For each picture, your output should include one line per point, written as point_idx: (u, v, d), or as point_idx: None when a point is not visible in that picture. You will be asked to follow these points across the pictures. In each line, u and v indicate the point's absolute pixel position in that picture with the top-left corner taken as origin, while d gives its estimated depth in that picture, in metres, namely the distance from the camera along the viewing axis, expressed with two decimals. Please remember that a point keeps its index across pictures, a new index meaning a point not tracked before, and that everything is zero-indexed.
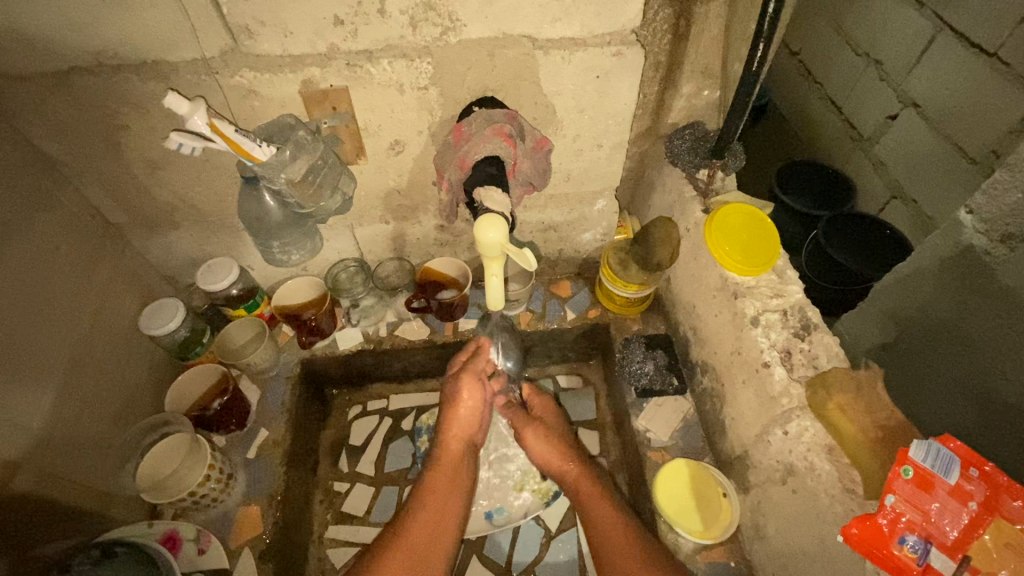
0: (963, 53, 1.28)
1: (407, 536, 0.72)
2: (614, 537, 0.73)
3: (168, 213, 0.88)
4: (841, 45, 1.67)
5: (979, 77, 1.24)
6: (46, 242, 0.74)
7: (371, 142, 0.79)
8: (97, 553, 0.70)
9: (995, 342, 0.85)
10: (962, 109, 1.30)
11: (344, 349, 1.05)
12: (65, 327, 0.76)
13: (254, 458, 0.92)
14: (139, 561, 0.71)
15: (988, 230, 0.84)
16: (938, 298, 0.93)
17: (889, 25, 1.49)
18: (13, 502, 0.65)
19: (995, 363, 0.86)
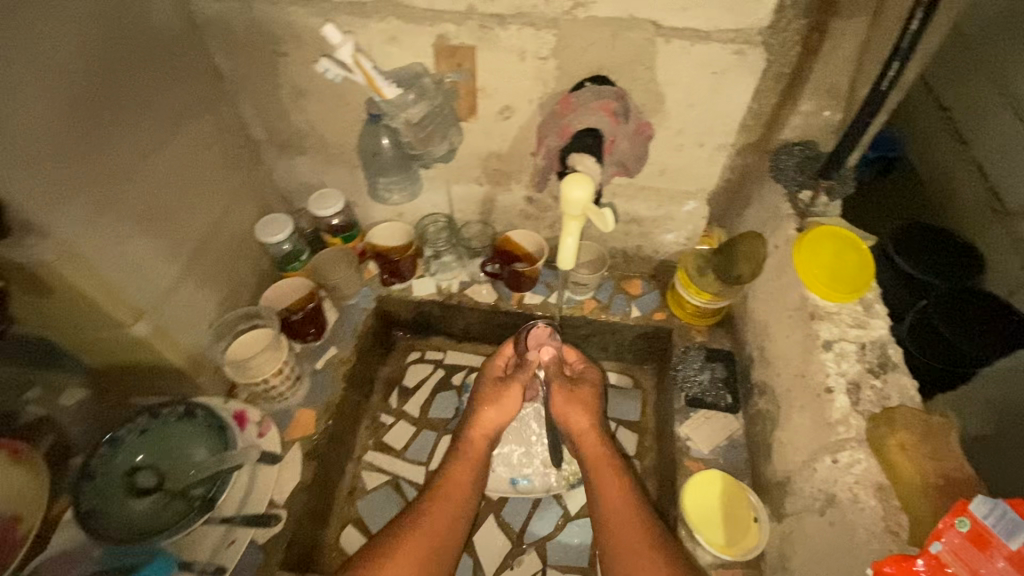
0: None
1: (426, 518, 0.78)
2: (628, 545, 0.74)
3: (299, 138, 0.99)
4: (999, 100, 1.41)
5: None
6: (201, 140, 0.87)
7: (484, 103, 0.85)
8: (181, 408, 0.88)
9: None
10: None
11: (416, 296, 1.13)
12: (200, 213, 0.89)
13: (321, 369, 1.03)
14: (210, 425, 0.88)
15: None
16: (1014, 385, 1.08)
17: None
18: (130, 350, 0.83)
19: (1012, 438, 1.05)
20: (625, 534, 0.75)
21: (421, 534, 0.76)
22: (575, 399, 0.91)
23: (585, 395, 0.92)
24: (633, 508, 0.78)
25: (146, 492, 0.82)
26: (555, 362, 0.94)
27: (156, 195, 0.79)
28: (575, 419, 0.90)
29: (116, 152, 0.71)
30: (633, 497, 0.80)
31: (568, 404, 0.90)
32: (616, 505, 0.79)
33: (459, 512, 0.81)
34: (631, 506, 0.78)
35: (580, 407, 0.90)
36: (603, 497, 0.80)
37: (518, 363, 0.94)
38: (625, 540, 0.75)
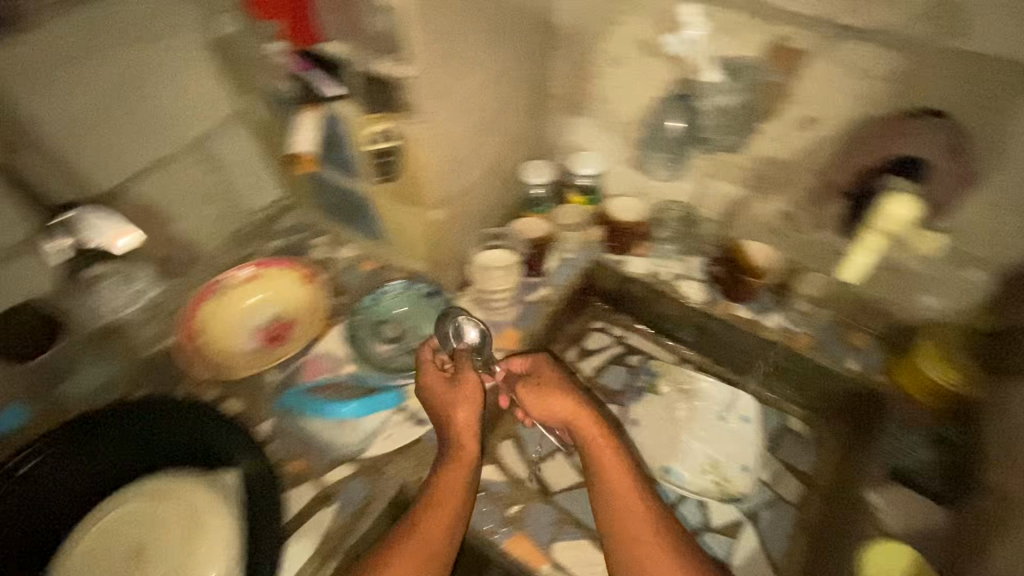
0: None
1: (428, 526, 0.80)
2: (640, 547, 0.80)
3: (590, 101, 1.11)
4: None
5: None
6: (523, 81, 1.03)
7: (791, 110, 0.89)
8: (428, 287, 1.09)
9: None
10: None
11: (628, 272, 1.18)
12: (500, 140, 1.05)
13: (529, 303, 1.14)
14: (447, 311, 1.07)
15: None
16: None
17: None
18: (413, 229, 1.02)
19: None
20: (636, 523, 0.82)
21: (428, 543, 0.79)
22: (544, 396, 0.93)
23: (560, 389, 0.93)
24: (629, 497, 0.84)
25: (392, 341, 1.04)
26: (513, 371, 0.99)
27: (483, 114, 0.96)
28: (557, 409, 0.93)
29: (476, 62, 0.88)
30: (632, 484, 0.85)
31: (536, 395, 0.94)
32: (623, 496, 0.84)
33: (456, 517, 0.82)
34: (634, 500, 0.84)
35: (556, 394, 0.93)
36: (607, 495, 0.85)
37: (452, 364, 0.96)
38: (631, 531, 0.81)
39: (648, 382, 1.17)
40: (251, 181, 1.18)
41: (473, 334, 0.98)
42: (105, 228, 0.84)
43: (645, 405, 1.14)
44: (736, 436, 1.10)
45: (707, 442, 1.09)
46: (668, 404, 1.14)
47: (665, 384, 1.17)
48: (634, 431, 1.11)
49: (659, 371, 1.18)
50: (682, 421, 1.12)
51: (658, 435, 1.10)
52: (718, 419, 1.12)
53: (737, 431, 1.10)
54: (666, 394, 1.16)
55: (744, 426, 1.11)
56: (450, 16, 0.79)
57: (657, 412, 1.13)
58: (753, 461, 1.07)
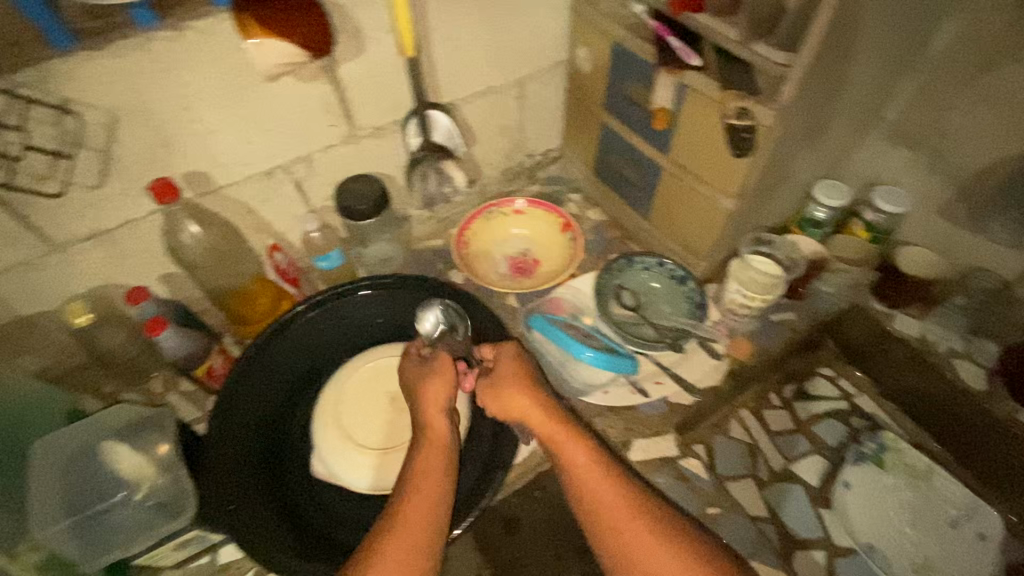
0: None
1: (405, 512, 0.72)
2: (636, 544, 0.69)
3: (931, 137, 1.01)
4: None
5: None
6: (867, 99, 0.97)
7: None
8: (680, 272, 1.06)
9: None
10: None
11: (896, 330, 1.08)
12: (816, 151, 1.01)
13: (774, 322, 1.09)
14: (687, 296, 1.05)
15: None
16: None
17: None
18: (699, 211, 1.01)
19: None
20: (629, 528, 0.71)
21: (415, 519, 0.71)
22: (507, 390, 0.82)
23: (521, 383, 0.83)
24: (614, 491, 0.73)
25: (628, 308, 1.06)
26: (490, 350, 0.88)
27: (821, 122, 0.93)
28: (513, 407, 0.81)
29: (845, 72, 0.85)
30: (609, 474, 0.75)
31: (495, 391, 0.83)
32: (608, 492, 0.73)
33: (438, 502, 0.74)
34: (617, 499, 0.73)
35: (517, 383, 0.82)
36: (593, 494, 0.73)
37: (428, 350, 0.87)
38: (616, 527, 0.71)
39: (873, 450, 1.06)
40: (541, 127, 1.29)
41: (431, 317, 0.86)
42: (445, 118, 1.03)
43: (864, 472, 1.04)
44: (968, 550, 0.96)
45: (928, 541, 0.97)
46: (893, 483, 1.03)
47: (894, 460, 1.05)
48: (845, 494, 1.02)
49: (889, 445, 1.06)
50: (909, 509, 1.00)
51: (871, 509, 1.01)
52: (950, 523, 0.98)
53: (971, 545, 0.96)
54: (891, 470, 1.04)
55: (979, 542, 0.96)
56: (866, 14, 0.77)
57: (878, 486, 1.03)
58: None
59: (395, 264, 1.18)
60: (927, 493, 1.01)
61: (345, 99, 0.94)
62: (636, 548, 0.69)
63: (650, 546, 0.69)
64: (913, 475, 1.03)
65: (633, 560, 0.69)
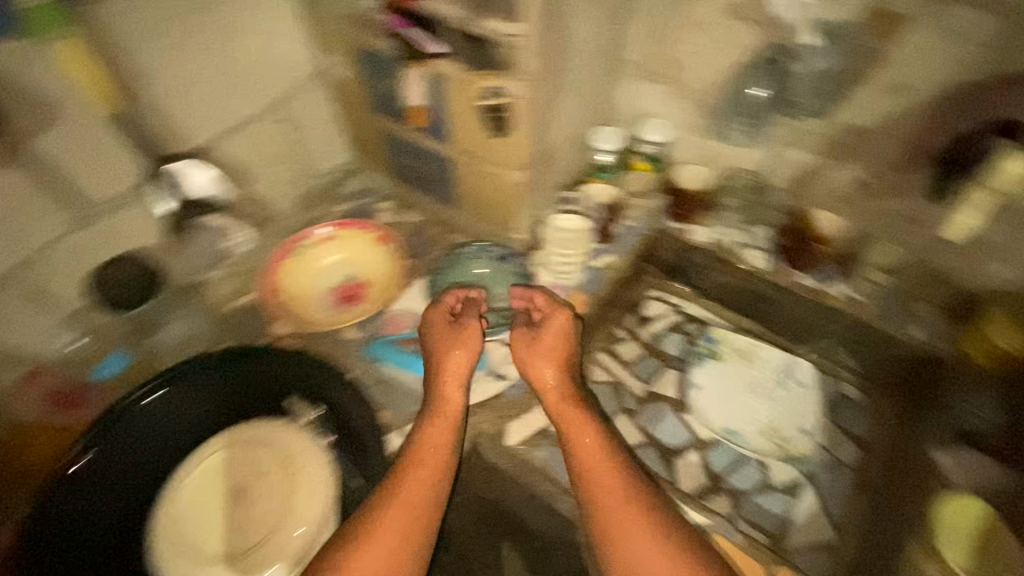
0: None
1: (398, 491, 0.79)
2: (633, 527, 0.76)
3: (668, 67, 1.11)
4: None
5: None
6: (605, 43, 1.03)
7: (880, 76, 0.90)
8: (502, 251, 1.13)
9: None
10: None
11: (692, 240, 1.22)
12: (579, 103, 1.06)
13: (596, 269, 1.17)
14: (517, 273, 1.11)
15: None
16: None
17: None
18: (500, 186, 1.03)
19: None
20: (625, 513, 0.78)
21: (406, 500, 0.79)
22: (534, 354, 0.95)
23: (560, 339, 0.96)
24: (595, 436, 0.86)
25: None
26: (534, 301, 1.02)
27: (569, 77, 0.97)
28: (537, 374, 0.94)
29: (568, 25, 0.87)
30: (613, 465, 0.82)
31: (529, 355, 0.95)
32: (608, 482, 0.80)
33: (439, 480, 0.83)
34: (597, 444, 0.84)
35: (540, 357, 0.94)
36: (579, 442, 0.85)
37: (449, 320, 0.98)
38: (591, 474, 0.82)
39: (707, 347, 1.19)
40: (321, 142, 1.20)
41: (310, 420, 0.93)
42: (198, 168, 0.93)
43: (707, 369, 1.17)
44: (797, 400, 1.13)
45: (769, 406, 1.13)
46: (731, 369, 1.17)
47: (726, 350, 1.19)
48: (698, 394, 1.14)
49: (718, 337, 1.20)
50: (745, 382, 1.16)
51: (721, 398, 1.14)
52: (779, 383, 1.14)
53: (798, 394, 1.13)
54: (727, 359, 1.18)
55: (803, 389, 1.14)
56: None
57: (721, 376, 1.16)
58: (814, 421, 1.10)
59: (205, 338, 1.04)
60: (757, 365, 1.17)
61: (53, 172, 0.80)
62: (645, 534, 0.76)
63: (617, 493, 0.79)
64: (743, 355, 1.18)
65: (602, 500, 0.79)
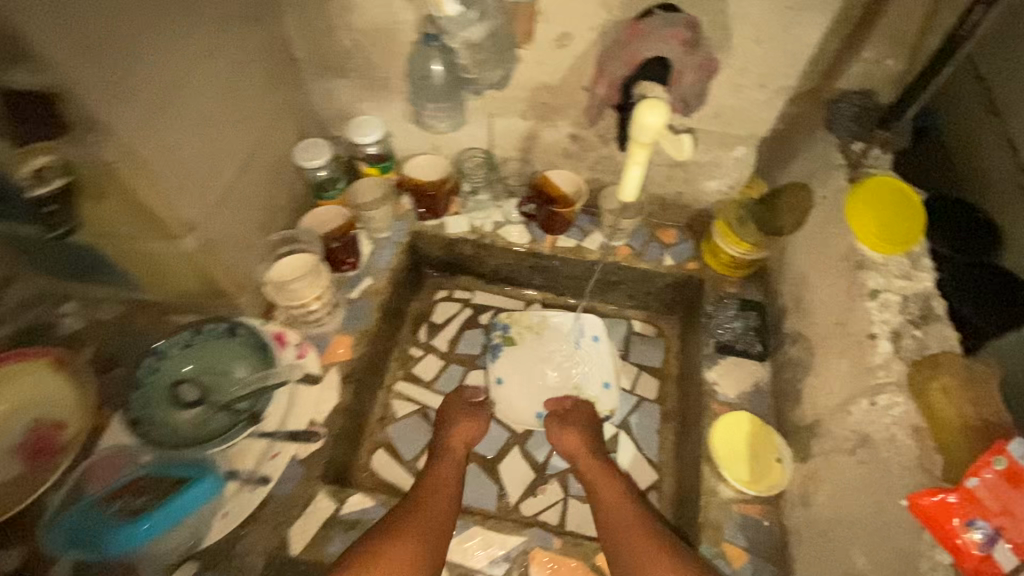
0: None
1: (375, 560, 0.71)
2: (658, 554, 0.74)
3: (345, 60, 0.96)
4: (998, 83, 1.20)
5: None
6: (246, 52, 0.85)
7: (542, 29, 0.82)
8: (224, 326, 0.91)
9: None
10: None
11: (449, 234, 1.12)
12: (244, 129, 0.87)
13: (357, 299, 1.03)
14: (250, 346, 0.91)
15: None
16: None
17: None
18: (175, 260, 0.82)
19: None
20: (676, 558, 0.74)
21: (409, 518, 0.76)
22: (562, 421, 0.99)
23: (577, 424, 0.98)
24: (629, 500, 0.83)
25: (193, 405, 0.85)
26: (575, 404, 1.03)
27: (206, 108, 0.77)
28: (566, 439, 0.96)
29: (149, 48, 0.66)
30: (636, 505, 0.83)
31: (563, 427, 0.98)
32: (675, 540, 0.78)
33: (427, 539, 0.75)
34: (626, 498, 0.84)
35: (569, 425, 0.98)
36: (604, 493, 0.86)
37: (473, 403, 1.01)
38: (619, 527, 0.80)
39: (500, 335, 1.15)
40: None
41: None
42: None
43: (505, 359, 1.12)
44: (595, 358, 1.11)
45: (570, 373, 1.10)
46: (527, 349, 1.13)
47: (519, 330, 1.15)
48: (503, 388, 1.09)
49: (508, 321, 1.16)
50: (540, 359, 1.12)
51: (526, 383, 1.10)
52: (574, 347, 1.13)
53: (593, 352, 1.12)
54: (521, 340, 1.14)
55: (596, 345, 1.12)
56: None
57: (520, 360, 1.12)
58: (614, 375, 1.09)
59: None
60: (551, 335, 1.14)
61: None
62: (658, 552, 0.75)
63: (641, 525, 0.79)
64: (535, 330, 1.15)
65: (637, 547, 0.76)
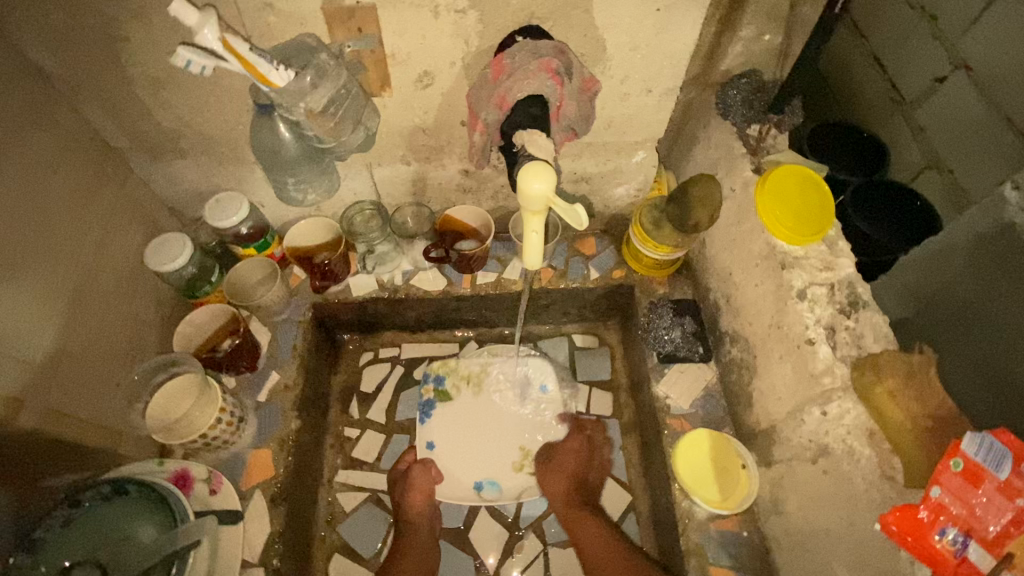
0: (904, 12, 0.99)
1: None
2: None
3: (180, 139, 0.81)
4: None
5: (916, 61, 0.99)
6: (42, 164, 0.68)
7: (398, 72, 0.71)
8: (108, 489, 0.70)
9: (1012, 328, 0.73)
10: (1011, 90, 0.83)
11: (357, 296, 1.00)
12: (66, 256, 0.71)
13: (265, 401, 0.90)
14: (147, 500, 0.71)
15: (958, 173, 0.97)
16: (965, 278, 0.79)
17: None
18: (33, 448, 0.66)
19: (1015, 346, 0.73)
20: None
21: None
22: (546, 470, 0.92)
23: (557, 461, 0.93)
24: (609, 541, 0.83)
25: None
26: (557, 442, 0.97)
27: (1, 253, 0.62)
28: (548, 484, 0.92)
29: None
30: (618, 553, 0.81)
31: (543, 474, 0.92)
32: None
33: None
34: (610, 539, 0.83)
35: (551, 472, 0.92)
36: (584, 540, 0.84)
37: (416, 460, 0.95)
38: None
39: (433, 390, 1.02)
40: None
41: None
42: None
43: (438, 421, 0.99)
44: (546, 403, 1.01)
45: (520, 423, 0.99)
46: (464, 407, 1.01)
47: (453, 384, 1.03)
48: (436, 455, 0.96)
49: (442, 372, 1.03)
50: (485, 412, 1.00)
51: (465, 444, 0.98)
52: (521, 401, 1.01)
53: (545, 403, 1.01)
54: (456, 394, 1.02)
55: (546, 395, 1.02)
56: None
57: (457, 419, 1.00)
58: (565, 424, 0.99)
59: None
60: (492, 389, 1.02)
61: None
62: None
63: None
64: (474, 381, 1.03)
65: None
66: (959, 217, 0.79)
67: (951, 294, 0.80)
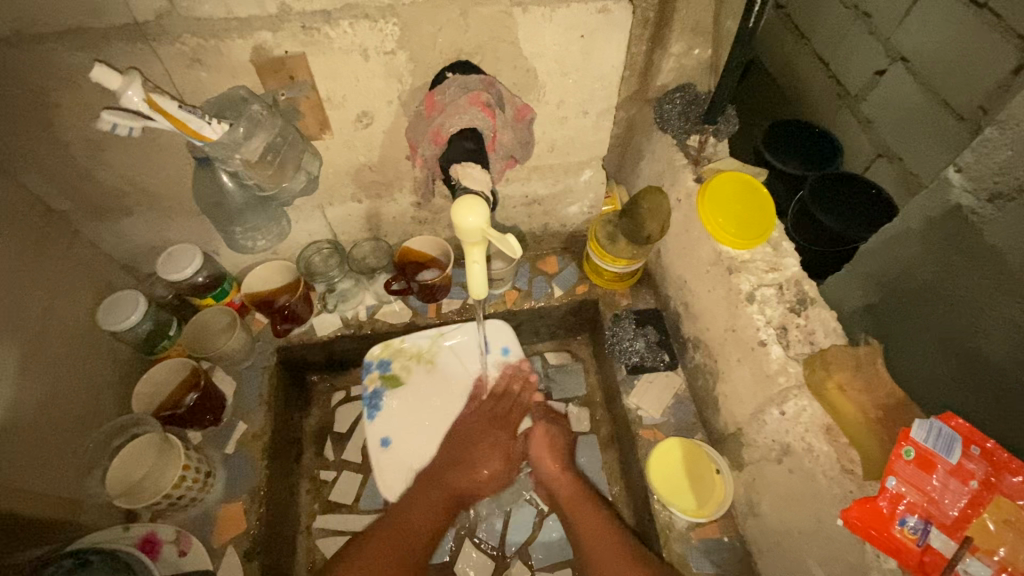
0: (923, 13, 1.15)
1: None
2: None
3: (126, 198, 0.81)
4: (800, 19, 1.55)
5: (919, 75, 1.19)
6: None
7: (336, 115, 0.72)
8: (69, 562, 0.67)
9: (972, 303, 0.77)
10: (951, 65, 1.11)
11: (322, 336, 0.99)
12: (11, 326, 0.69)
13: (233, 453, 0.88)
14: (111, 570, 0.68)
15: (966, 124, 1.10)
16: (924, 259, 0.82)
17: (842, 35, 1.40)
18: None
19: (977, 323, 0.77)
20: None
21: (387, 534, 0.78)
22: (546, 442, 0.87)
23: (553, 430, 0.88)
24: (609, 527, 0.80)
25: None
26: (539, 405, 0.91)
27: None
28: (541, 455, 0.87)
29: None
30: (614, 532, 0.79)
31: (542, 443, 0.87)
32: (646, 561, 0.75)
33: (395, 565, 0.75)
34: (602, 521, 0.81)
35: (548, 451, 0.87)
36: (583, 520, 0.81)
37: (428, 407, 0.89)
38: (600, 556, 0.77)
39: (378, 377, 0.90)
40: None
41: None
42: None
43: (388, 410, 0.87)
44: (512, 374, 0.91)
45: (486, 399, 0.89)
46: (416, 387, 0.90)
47: (402, 366, 0.91)
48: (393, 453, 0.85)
49: (387, 355, 0.92)
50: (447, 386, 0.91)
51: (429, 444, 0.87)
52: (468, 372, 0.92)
53: (501, 368, 0.91)
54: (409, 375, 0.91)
55: (507, 358, 0.92)
56: None
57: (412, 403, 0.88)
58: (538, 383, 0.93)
59: None
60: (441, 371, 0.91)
61: None
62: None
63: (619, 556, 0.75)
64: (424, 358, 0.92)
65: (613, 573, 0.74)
66: (908, 203, 0.82)
67: (916, 276, 0.84)
